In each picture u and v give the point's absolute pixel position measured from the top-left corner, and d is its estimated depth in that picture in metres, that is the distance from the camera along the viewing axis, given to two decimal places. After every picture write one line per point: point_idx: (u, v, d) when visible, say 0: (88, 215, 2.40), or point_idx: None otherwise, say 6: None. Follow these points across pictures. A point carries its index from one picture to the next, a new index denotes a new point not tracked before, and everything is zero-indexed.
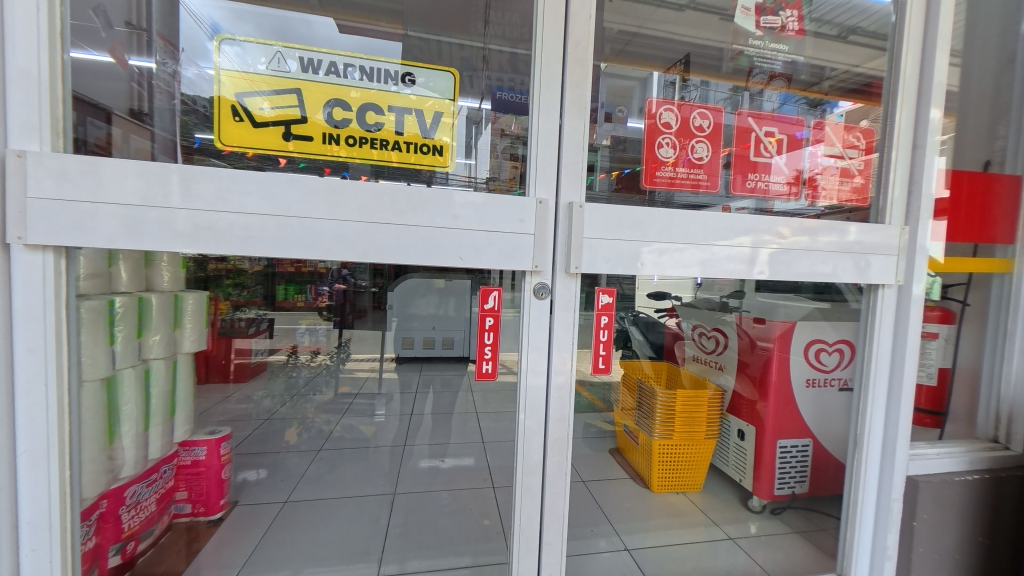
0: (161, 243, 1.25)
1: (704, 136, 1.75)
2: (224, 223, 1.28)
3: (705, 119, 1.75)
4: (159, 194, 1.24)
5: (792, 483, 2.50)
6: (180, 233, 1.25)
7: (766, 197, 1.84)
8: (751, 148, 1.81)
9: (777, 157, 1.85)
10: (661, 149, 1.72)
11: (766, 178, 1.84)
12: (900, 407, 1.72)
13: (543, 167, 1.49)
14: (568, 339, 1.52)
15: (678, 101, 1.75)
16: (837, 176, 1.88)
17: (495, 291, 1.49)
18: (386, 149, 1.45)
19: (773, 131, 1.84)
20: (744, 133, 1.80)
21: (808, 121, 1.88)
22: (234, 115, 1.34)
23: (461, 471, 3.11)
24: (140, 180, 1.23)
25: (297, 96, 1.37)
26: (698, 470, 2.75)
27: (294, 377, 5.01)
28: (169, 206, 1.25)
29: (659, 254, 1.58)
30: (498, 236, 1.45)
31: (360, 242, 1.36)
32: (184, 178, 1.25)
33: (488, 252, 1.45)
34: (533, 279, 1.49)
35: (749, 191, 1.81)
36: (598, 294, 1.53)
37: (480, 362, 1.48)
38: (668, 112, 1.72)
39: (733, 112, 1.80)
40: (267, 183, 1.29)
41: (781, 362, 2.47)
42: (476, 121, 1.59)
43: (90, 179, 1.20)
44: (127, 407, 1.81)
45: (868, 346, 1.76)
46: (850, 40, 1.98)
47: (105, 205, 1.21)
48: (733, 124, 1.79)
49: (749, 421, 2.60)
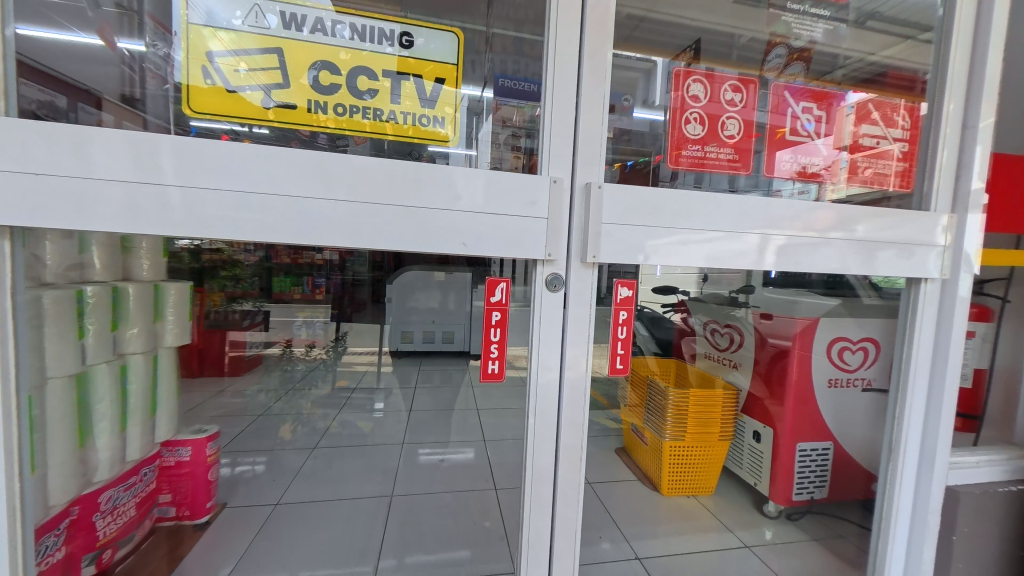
0: (137, 224, 1.10)
1: (735, 112, 1.59)
2: (218, 201, 1.13)
3: (736, 93, 1.59)
4: (147, 169, 1.09)
5: (811, 488, 2.37)
6: (172, 212, 1.11)
7: (798, 182, 1.66)
8: (786, 127, 1.65)
9: (814, 137, 1.67)
10: (688, 126, 1.56)
11: (801, 160, 1.66)
12: (941, 412, 1.59)
13: (557, 144, 1.34)
14: (583, 336, 1.38)
15: (708, 74, 1.58)
16: (879, 159, 1.69)
17: (503, 282, 1.32)
18: (380, 120, 1.29)
19: (811, 109, 1.67)
20: (778, 110, 1.64)
21: (849, 99, 1.69)
22: (205, 78, 1.18)
23: (463, 471, 2.99)
24: (126, 153, 1.08)
25: (277, 57, 1.21)
26: (710, 472, 2.62)
27: (290, 371, 4.88)
28: (160, 182, 1.10)
29: (677, 245, 1.44)
30: (506, 222, 1.30)
31: (352, 226, 1.21)
32: (176, 149, 1.10)
33: (498, 239, 1.30)
34: (545, 270, 1.34)
35: (782, 175, 1.64)
36: (616, 287, 1.39)
37: (486, 361, 1.33)
38: (696, 85, 1.56)
39: (766, 87, 1.66)
40: (244, 158, 1.14)
41: (801, 361, 2.33)
42: (476, 112, 1.41)
43: (73, 151, 1.05)
44: (102, 405, 1.68)
45: (907, 347, 1.62)
46: (867, 26, 1.82)
47: (92, 181, 1.07)
48: (767, 100, 1.63)
49: (765, 423, 2.46)
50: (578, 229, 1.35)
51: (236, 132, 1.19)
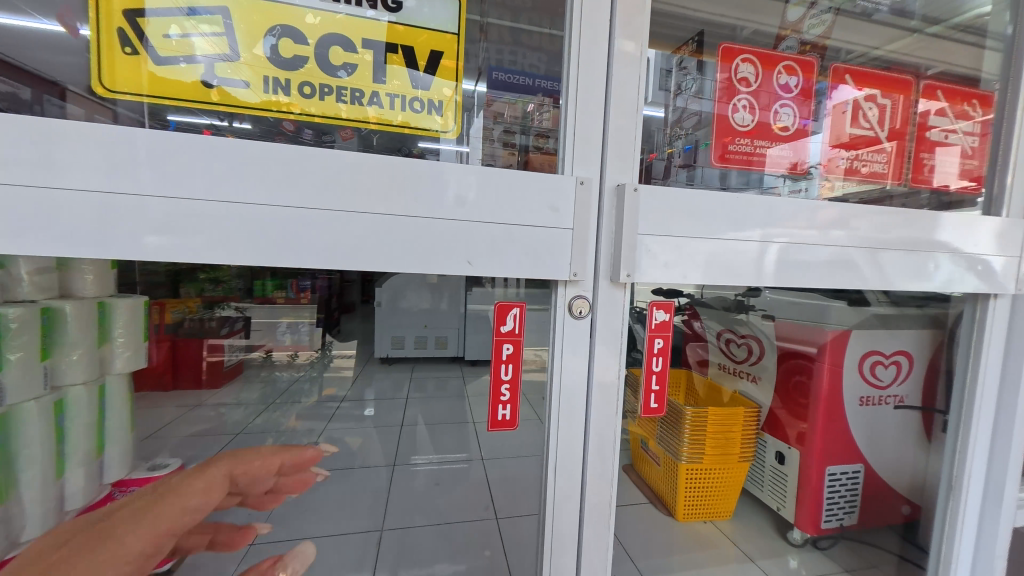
0: (44, 242, 0.86)
1: (789, 102, 1.56)
2: (202, 214, 0.92)
3: (793, 82, 1.56)
4: (117, 172, 0.88)
5: (840, 515, 2.19)
6: (89, 228, 0.87)
7: (861, 177, 1.66)
8: (851, 119, 1.63)
9: (878, 129, 1.67)
10: (736, 115, 1.50)
11: (863, 154, 1.66)
12: (1010, 443, 1.42)
13: (581, 137, 1.14)
14: (611, 367, 1.18)
15: (761, 58, 1.54)
16: (941, 153, 1.72)
17: (516, 308, 1.11)
18: (358, 103, 1.05)
19: (876, 100, 1.67)
20: (840, 98, 1.62)
21: (916, 88, 1.70)
22: (123, 45, 0.93)
23: (461, 494, 2.76)
24: (55, 154, 0.85)
25: (224, 19, 0.96)
26: (728, 495, 2.41)
27: (274, 380, 4.59)
28: (138, 193, 0.89)
29: (719, 254, 1.22)
30: (520, 232, 1.07)
31: (326, 241, 0.98)
32: (140, 153, 0.88)
33: (510, 253, 1.07)
34: (567, 291, 1.13)
35: (849, 170, 1.64)
36: (651, 311, 1.18)
37: (496, 406, 1.13)
38: (747, 69, 1.52)
39: (828, 73, 1.62)
40: (184, 157, 0.90)
41: (832, 377, 2.13)
42: (468, 107, 1.16)
43: (37, 154, 0.84)
44: (30, 450, 1.42)
45: (974, 368, 1.44)
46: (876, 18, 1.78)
47: (9, 191, 0.84)
48: (829, 88, 1.61)
49: (790, 443, 2.26)
50: (609, 242, 1.15)
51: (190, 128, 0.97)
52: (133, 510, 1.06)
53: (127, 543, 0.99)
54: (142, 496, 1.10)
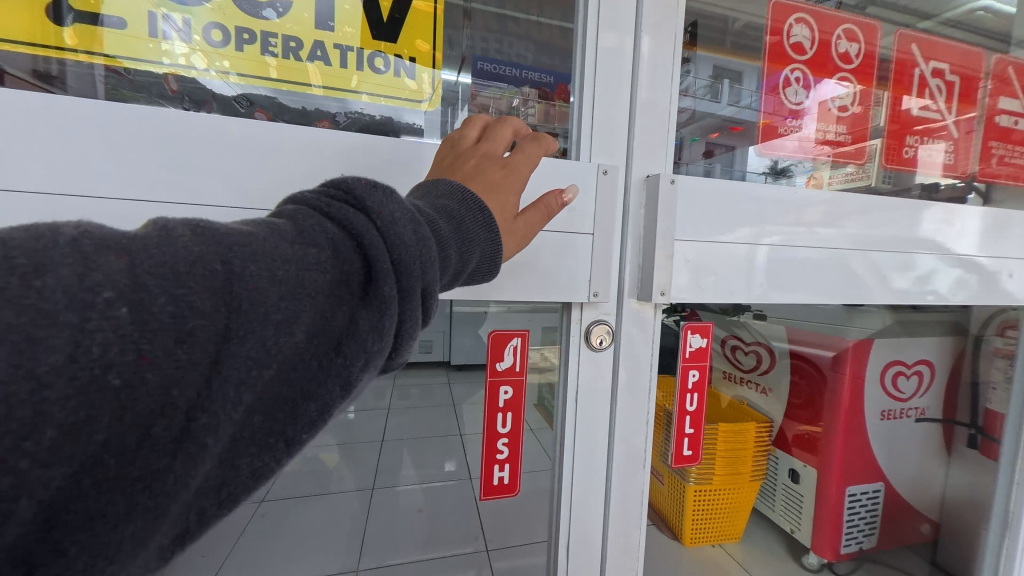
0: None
1: (850, 70, 1.56)
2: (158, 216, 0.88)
3: (853, 45, 1.55)
4: (67, 174, 0.84)
5: (860, 538, 2.04)
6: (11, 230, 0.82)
7: (921, 164, 1.71)
8: (919, 91, 1.66)
9: (946, 107, 1.72)
10: (790, 88, 1.49)
11: (930, 134, 1.71)
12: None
13: (606, 123, 1.17)
14: (636, 391, 1.22)
15: (824, 17, 1.51)
16: (1006, 139, 1.82)
17: (517, 341, 1.12)
18: (296, 47, 1.01)
19: (944, 73, 1.70)
20: (905, 66, 1.63)
21: (987, 61, 1.76)
22: None
23: (446, 517, 2.51)
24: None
25: None
26: (738, 518, 2.18)
27: None
28: (95, 193, 0.85)
29: (710, 257, 1.23)
30: (543, 242, 1.08)
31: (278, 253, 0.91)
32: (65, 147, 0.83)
33: (532, 271, 1.09)
34: (589, 314, 1.17)
35: (913, 159, 1.69)
36: (691, 334, 1.16)
37: (493, 471, 1.12)
38: (804, 29, 1.49)
39: (896, 32, 1.60)
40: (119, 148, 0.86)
41: (855, 390, 1.95)
42: (452, 102, 1.14)
43: None
44: None
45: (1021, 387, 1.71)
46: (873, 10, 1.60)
47: None
48: (895, 49, 1.61)
49: (807, 461, 2.07)
50: (637, 262, 1.19)
51: (113, 77, 0.92)
52: (497, 172, 0.78)
53: (511, 205, 0.76)
54: (458, 167, 0.78)
